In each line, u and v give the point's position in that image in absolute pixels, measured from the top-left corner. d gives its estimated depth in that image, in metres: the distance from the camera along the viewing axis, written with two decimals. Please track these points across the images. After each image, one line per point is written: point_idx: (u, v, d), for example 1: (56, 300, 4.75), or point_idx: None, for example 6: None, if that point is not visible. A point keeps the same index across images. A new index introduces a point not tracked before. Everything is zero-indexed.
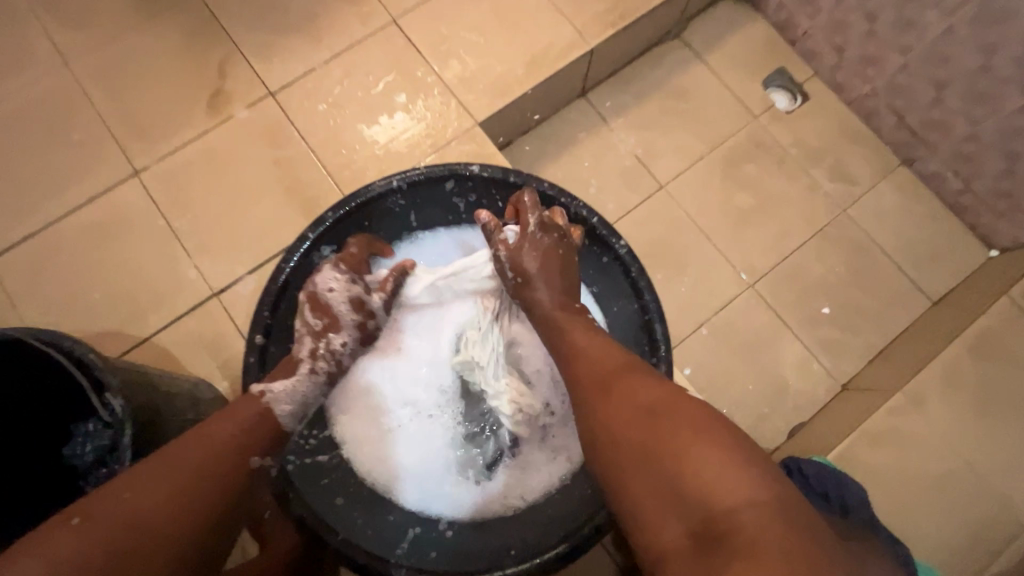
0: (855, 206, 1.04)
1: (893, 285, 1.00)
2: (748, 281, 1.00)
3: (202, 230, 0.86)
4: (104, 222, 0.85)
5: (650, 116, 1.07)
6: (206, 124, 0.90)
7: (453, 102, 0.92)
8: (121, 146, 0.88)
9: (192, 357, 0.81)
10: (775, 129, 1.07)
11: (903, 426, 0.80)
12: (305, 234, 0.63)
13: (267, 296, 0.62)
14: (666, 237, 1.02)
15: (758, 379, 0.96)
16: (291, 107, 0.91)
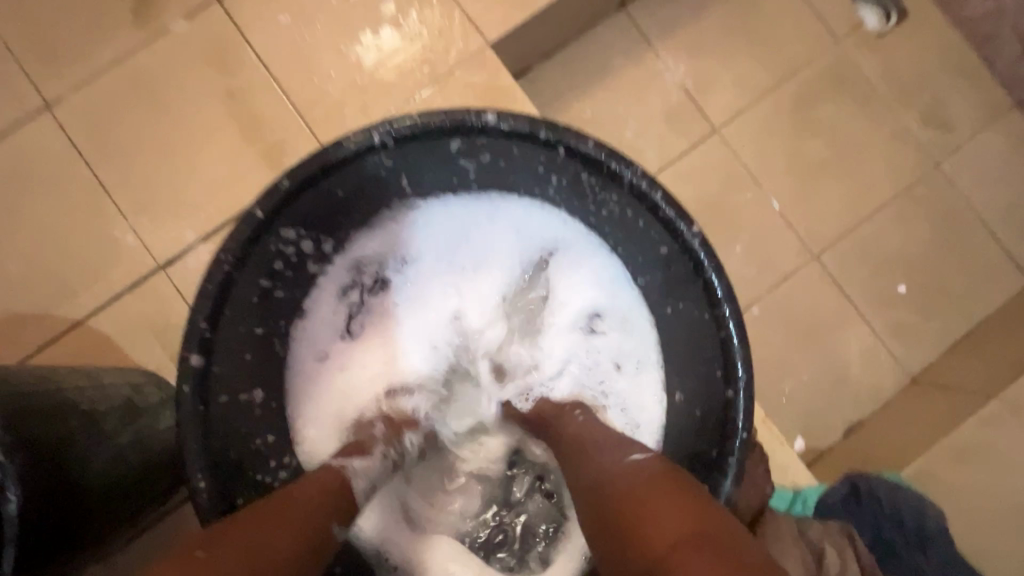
0: (951, 161, 0.84)
1: (985, 259, 0.83)
2: (813, 252, 0.83)
3: (139, 184, 0.67)
4: (12, 171, 0.67)
5: (706, 37, 0.84)
6: (134, 41, 0.68)
7: (457, 14, 0.69)
8: (25, 69, 0.67)
9: (140, 344, 0.66)
10: (862, 57, 0.85)
11: (995, 438, 0.67)
12: (252, 213, 0.43)
13: (202, 303, 0.42)
14: (717, 195, 0.83)
15: (815, 370, 0.82)
16: (244, 18, 0.69)
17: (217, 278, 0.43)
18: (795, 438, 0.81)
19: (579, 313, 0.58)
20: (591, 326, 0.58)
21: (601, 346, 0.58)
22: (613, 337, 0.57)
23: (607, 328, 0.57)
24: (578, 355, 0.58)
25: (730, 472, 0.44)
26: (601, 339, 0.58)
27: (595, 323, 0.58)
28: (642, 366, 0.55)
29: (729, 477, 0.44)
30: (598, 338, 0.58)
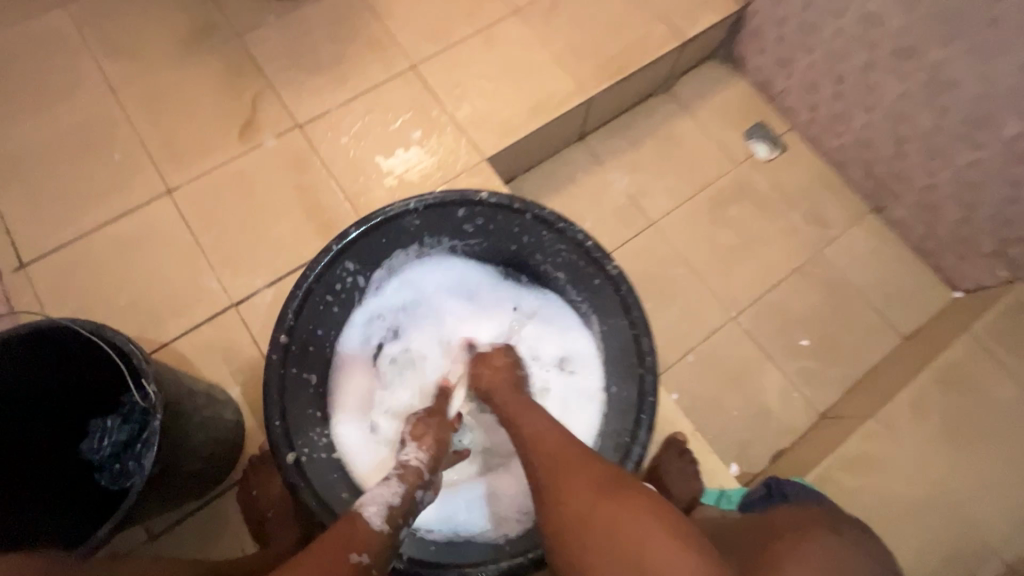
0: (830, 248, 1.12)
1: (866, 321, 1.08)
2: (732, 313, 1.07)
3: (226, 246, 0.92)
4: (135, 235, 0.92)
5: (642, 159, 1.17)
6: (237, 150, 0.98)
7: (464, 140, 1.01)
8: (157, 167, 0.96)
9: (210, 362, 0.86)
10: (756, 175, 1.17)
11: (875, 449, 0.85)
12: (331, 247, 0.68)
13: (293, 301, 0.66)
14: (655, 269, 1.09)
15: (741, 406, 1.02)
16: (315, 138, 0.99)
17: (304, 287, 0.66)
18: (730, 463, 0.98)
19: (552, 355, 0.78)
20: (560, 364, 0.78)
21: (567, 380, 0.76)
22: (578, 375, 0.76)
23: (573, 368, 0.77)
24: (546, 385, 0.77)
25: (642, 424, 0.64)
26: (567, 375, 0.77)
27: (565, 364, 0.77)
28: (587, 392, 0.74)
29: (644, 429, 0.64)
30: (559, 375, 0.77)
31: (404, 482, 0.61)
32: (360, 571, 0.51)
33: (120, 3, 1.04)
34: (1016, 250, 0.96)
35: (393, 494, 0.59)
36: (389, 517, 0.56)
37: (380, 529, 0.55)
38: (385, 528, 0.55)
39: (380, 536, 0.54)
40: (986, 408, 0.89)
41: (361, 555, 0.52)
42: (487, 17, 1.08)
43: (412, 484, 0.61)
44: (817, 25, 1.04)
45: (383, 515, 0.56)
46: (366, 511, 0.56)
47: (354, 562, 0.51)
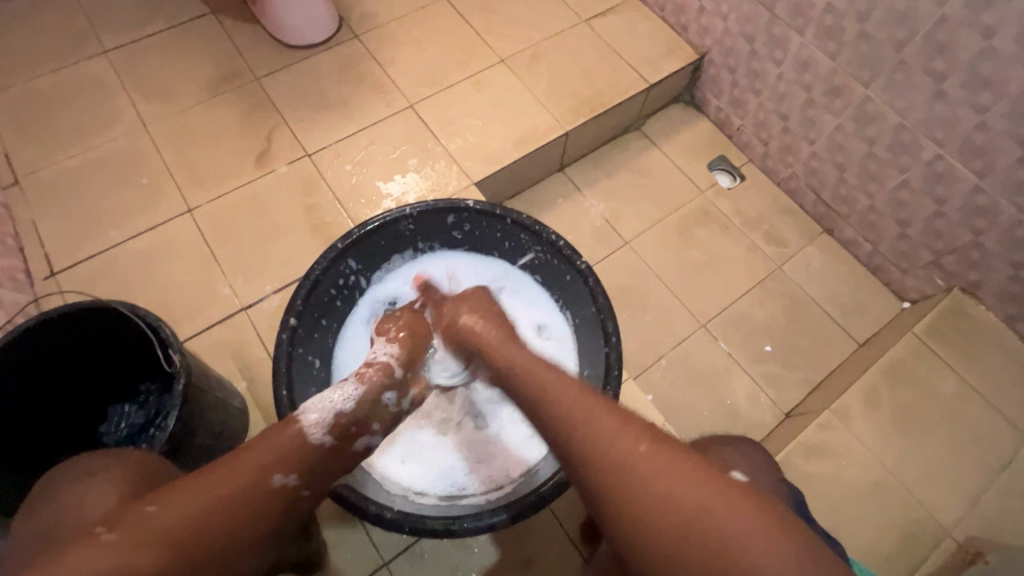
0: (788, 264, 1.24)
1: (824, 329, 1.17)
2: (700, 322, 1.17)
3: (239, 257, 1.02)
4: (157, 248, 1.02)
5: (616, 187, 1.30)
6: (253, 176, 1.10)
7: (455, 168, 1.14)
8: (180, 190, 1.07)
9: (219, 360, 0.94)
10: (719, 201, 1.30)
11: (831, 438, 0.93)
12: (335, 244, 0.78)
13: (301, 290, 0.75)
14: (629, 283, 1.20)
15: (712, 407, 1.10)
16: (323, 165, 1.12)
17: (311, 277, 0.76)
18: None
19: (531, 326, 0.87)
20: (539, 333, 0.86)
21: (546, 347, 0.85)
22: (555, 343, 0.85)
23: (550, 336, 0.86)
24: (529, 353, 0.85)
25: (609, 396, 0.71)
26: (546, 343, 0.86)
27: (542, 332, 0.86)
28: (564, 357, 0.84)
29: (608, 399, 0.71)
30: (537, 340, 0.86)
31: (359, 390, 0.68)
32: (288, 493, 0.54)
33: (156, 52, 1.20)
34: (948, 260, 1.07)
35: (345, 399, 0.66)
36: (332, 423, 0.62)
37: (322, 439, 0.60)
38: (327, 438, 0.60)
39: (322, 445, 0.60)
40: (931, 401, 0.98)
41: (289, 476, 0.54)
42: (477, 65, 1.24)
43: (367, 393, 0.68)
44: (761, 71, 1.19)
45: (325, 424, 0.61)
46: (307, 420, 0.61)
47: (279, 484, 0.53)
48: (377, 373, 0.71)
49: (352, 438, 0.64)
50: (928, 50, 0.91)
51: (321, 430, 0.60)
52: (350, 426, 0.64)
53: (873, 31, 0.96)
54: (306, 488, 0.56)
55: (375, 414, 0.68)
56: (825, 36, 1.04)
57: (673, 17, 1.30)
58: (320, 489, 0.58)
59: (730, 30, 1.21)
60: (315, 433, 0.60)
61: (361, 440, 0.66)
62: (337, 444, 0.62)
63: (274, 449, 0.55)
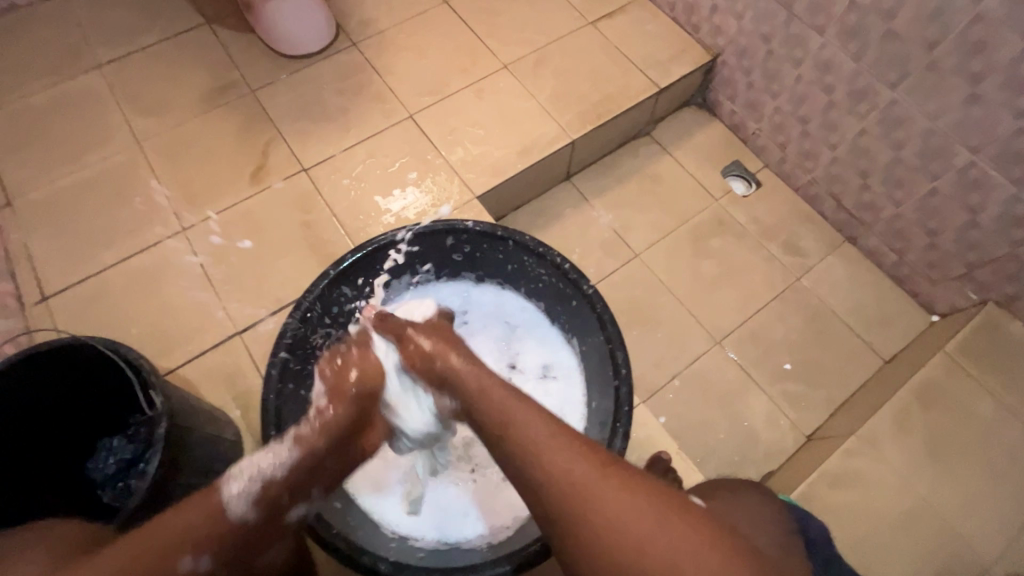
0: (808, 276, 1.17)
1: (847, 345, 1.11)
2: (715, 339, 1.11)
3: (234, 279, 0.99)
4: (150, 270, 0.98)
5: (626, 196, 1.24)
6: (248, 192, 1.06)
7: (457, 180, 1.09)
8: (174, 208, 1.04)
9: (213, 387, 0.90)
10: (734, 209, 1.24)
11: (859, 466, 0.87)
12: (327, 271, 0.75)
13: (291, 320, 0.72)
14: (640, 297, 1.15)
15: (729, 428, 1.05)
16: (320, 180, 1.08)
17: (302, 308, 0.73)
18: None
19: (536, 367, 0.82)
20: (544, 374, 0.82)
21: (552, 388, 0.80)
22: (561, 382, 0.80)
23: (556, 376, 0.81)
24: (534, 394, 0.81)
25: (619, 432, 0.68)
26: (552, 383, 0.81)
27: (548, 372, 0.82)
28: (571, 397, 0.79)
29: (619, 436, 0.68)
30: (542, 381, 0.82)
31: (293, 455, 0.60)
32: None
33: (149, 65, 1.16)
34: (982, 272, 1.00)
35: (275, 466, 0.59)
36: (257, 496, 0.56)
37: (243, 514, 0.55)
38: (250, 512, 0.56)
39: (244, 521, 0.55)
40: (967, 425, 0.91)
41: (200, 560, 0.51)
42: (479, 71, 1.19)
43: (305, 459, 0.61)
44: (779, 72, 1.13)
45: (251, 494, 0.56)
46: (231, 489, 0.55)
47: (187, 569, 0.50)
48: (321, 434, 0.62)
49: (281, 510, 0.59)
50: (962, 50, 0.84)
51: (246, 502, 0.55)
52: (281, 495, 0.59)
53: (901, 30, 0.90)
54: (220, 567, 0.53)
55: (310, 483, 0.62)
56: (847, 35, 0.98)
57: (684, 16, 1.24)
58: (237, 564, 0.56)
59: (745, 30, 1.14)
60: (237, 505, 0.55)
61: (291, 511, 0.61)
62: (261, 518, 0.57)
63: (193, 521, 0.52)
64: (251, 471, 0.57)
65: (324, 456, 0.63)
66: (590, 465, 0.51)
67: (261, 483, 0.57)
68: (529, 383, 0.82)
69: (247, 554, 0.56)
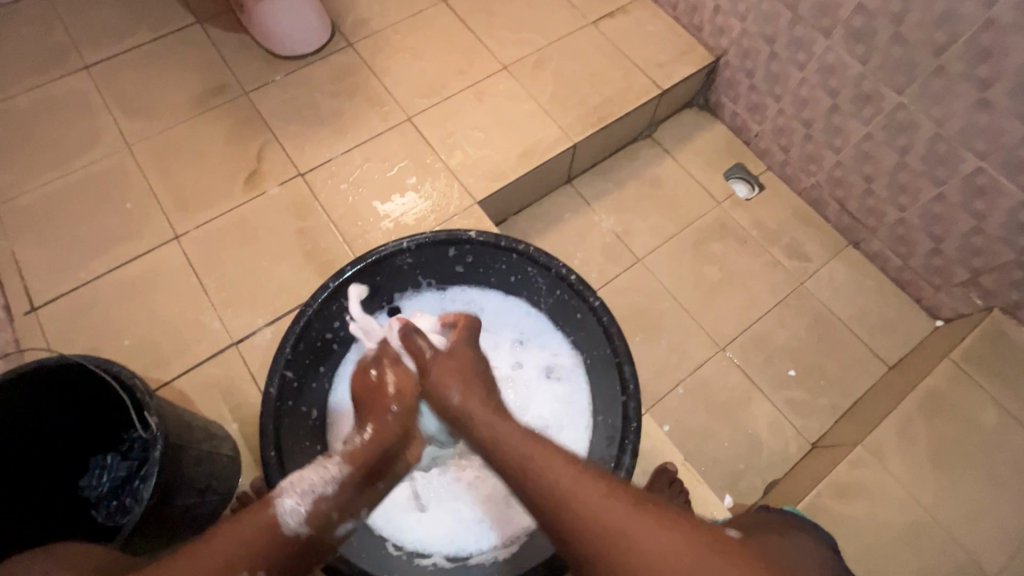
0: (811, 280, 1.16)
1: (851, 352, 1.11)
2: (718, 345, 1.11)
3: (228, 288, 0.96)
4: (142, 279, 0.96)
5: (628, 200, 1.22)
6: (241, 198, 1.03)
7: (456, 185, 1.07)
8: (166, 215, 1.01)
9: (209, 400, 0.88)
10: (736, 212, 1.22)
11: (865, 476, 0.86)
12: (327, 285, 0.73)
13: (290, 337, 0.70)
14: (643, 303, 1.14)
15: (732, 437, 1.04)
16: (317, 185, 1.05)
17: (300, 323, 0.71)
18: (724, 496, 1.00)
19: (539, 369, 0.81)
20: (549, 375, 0.80)
21: (558, 388, 0.79)
22: (567, 381, 0.79)
23: (561, 375, 0.80)
24: (541, 398, 0.79)
25: (627, 450, 0.67)
26: (558, 383, 0.79)
27: (552, 373, 0.80)
28: (577, 397, 0.78)
29: (627, 455, 0.67)
30: (547, 382, 0.80)
31: (341, 471, 0.58)
32: None
33: (139, 67, 1.13)
34: (987, 278, 1.00)
35: (325, 482, 0.57)
36: (312, 513, 0.54)
37: (298, 531, 0.52)
38: (306, 528, 0.53)
39: (299, 538, 0.52)
40: (973, 434, 0.90)
41: None
42: (478, 73, 1.17)
43: (353, 472, 0.59)
44: (782, 74, 1.11)
45: (305, 511, 0.54)
46: (284, 504, 0.53)
47: None
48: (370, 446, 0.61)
49: (331, 528, 0.56)
50: (971, 55, 0.83)
51: (299, 517, 0.53)
52: (331, 514, 0.56)
53: (908, 34, 0.88)
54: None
55: (360, 497, 0.60)
56: (853, 38, 0.96)
57: (686, 16, 1.22)
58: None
59: (748, 31, 1.13)
60: (291, 520, 0.52)
61: (341, 527, 0.58)
62: (316, 534, 0.54)
63: (247, 539, 0.49)
64: (301, 485, 0.55)
65: (371, 471, 0.61)
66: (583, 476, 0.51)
67: (314, 498, 0.55)
68: (535, 385, 0.80)
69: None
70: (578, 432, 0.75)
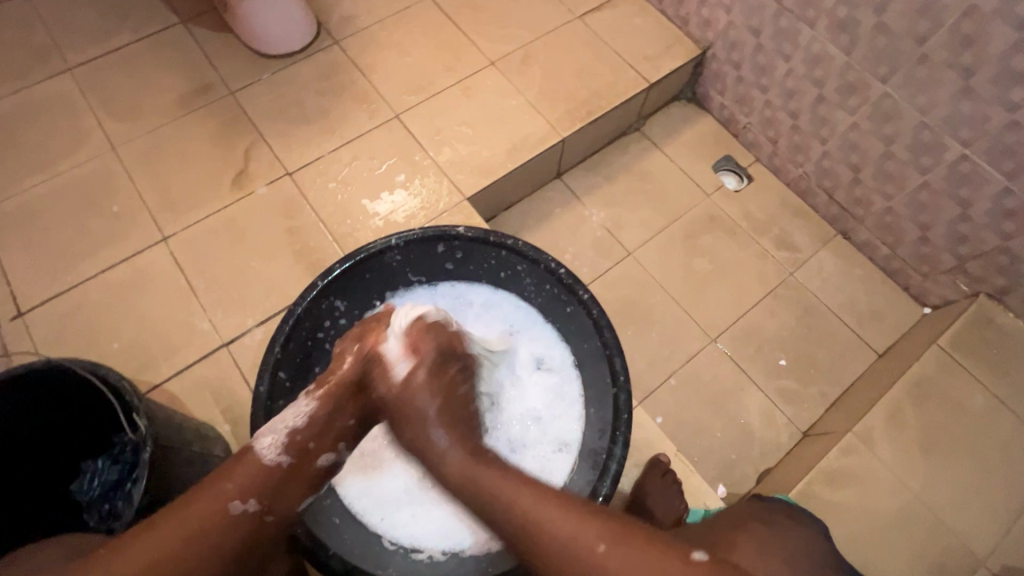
0: (800, 270, 1.17)
1: (841, 340, 1.12)
2: (710, 337, 1.11)
3: (218, 289, 0.96)
4: (131, 281, 0.95)
5: (617, 194, 1.23)
6: (229, 199, 1.03)
7: (446, 182, 1.07)
8: (153, 217, 1.00)
9: (199, 402, 0.88)
10: (725, 204, 1.23)
11: (856, 463, 0.87)
12: (316, 282, 0.74)
13: (279, 336, 0.70)
14: (634, 297, 1.14)
15: (724, 427, 1.05)
16: (305, 185, 1.05)
17: (289, 322, 0.71)
18: (717, 486, 1.01)
19: (529, 361, 0.80)
20: (539, 366, 0.80)
21: (549, 380, 0.79)
22: (557, 373, 0.79)
23: (552, 366, 0.79)
24: (533, 390, 0.79)
25: (618, 441, 0.69)
26: (549, 375, 0.79)
27: (542, 365, 0.80)
28: (568, 391, 0.77)
29: (619, 445, 0.68)
30: (536, 374, 0.79)
31: (312, 405, 0.63)
32: (250, 518, 0.55)
33: (122, 68, 1.12)
34: (973, 265, 1.01)
35: (297, 417, 0.62)
36: (287, 444, 0.60)
37: (277, 460, 0.59)
38: (284, 457, 0.59)
39: (278, 466, 0.59)
40: (962, 420, 0.91)
41: (247, 502, 0.55)
42: (466, 69, 1.17)
43: (324, 408, 0.63)
44: (769, 65, 1.12)
45: (281, 444, 0.59)
46: (261, 442, 0.59)
47: (237, 511, 0.55)
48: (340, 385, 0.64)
49: (312, 456, 0.61)
50: (953, 43, 0.84)
51: (275, 450, 0.59)
52: (308, 442, 0.61)
53: (892, 24, 0.89)
54: (270, 511, 0.57)
55: (336, 431, 0.64)
56: (837, 29, 0.96)
57: (673, 9, 1.22)
58: (290, 513, 0.59)
59: (734, 23, 1.13)
60: (268, 454, 0.58)
61: (324, 457, 0.63)
62: (296, 462, 0.60)
63: (230, 474, 0.57)
64: (276, 425, 0.60)
65: (341, 409, 0.65)
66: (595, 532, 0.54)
67: (288, 434, 0.60)
68: (526, 377, 0.80)
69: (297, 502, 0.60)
70: (569, 423, 0.76)
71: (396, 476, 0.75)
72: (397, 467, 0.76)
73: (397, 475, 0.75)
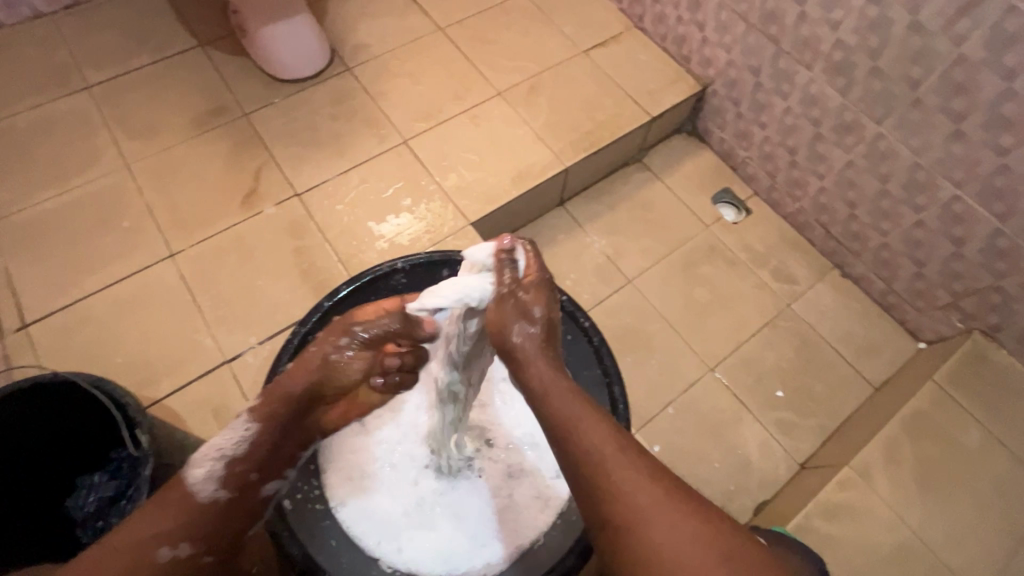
0: (798, 302, 1.19)
1: (837, 373, 1.13)
2: (707, 365, 1.12)
3: (223, 306, 0.97)
4: (136, 296, 0.96)
5: (618, 223, 1.25)
6: (238, 217, 1.04)
7: (451, 207, 1.09)
8: (162, 233, 1.02)
9: (199, 419, 0.88)
10: (725, 235, 1.25)
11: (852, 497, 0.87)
12: (322, 303, 0.76)
13: (284, 352, 0.72)
14: (633, 324, 1.15)
15: (722, 457, 1.05)
16: (313, 207, 1.06)
17: (295, 340, 0.73)
18: None
19: None
20: None
21: None
22: None
23: None
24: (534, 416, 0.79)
25: None
26: None
27: None
28: None
29: None
30: None
31: (253, 432, 0.62)
32: (181, 561, 0.57)
33: (140, 88, 1.15)
34: (967, 302, 1.02)
35: (236, 445, 0.62)
36: (223, 478, 0.60)
37: (213, 496, 0.60)
38: (221, 492, 0.60)
39: (214, 501, 0.60)
40: (957, 456, 0.91)
41: (178, 547, 0.57)
42: (474, 98, 1.20)
43: (265, 433, 0.63)
44: (768, 103, 1.15)
45: (216, 479, 0.60)
46: (195, 475, 0.59)
47: (166, 557, 0.56)
48: (283, 411, 0.63)
49: (253, 486, 0.63)
50: (945, 89, 0.87)
51: (211, 486, 0.60)
52: (249, 473, 0.62)
53: (887, 68, 0.93)
54: (209, 549, 0.60)
55: (279, 457, 0.65)
56: (834, 71, 1.00)
57: (675, 46, 1.27)
58: (224, 544, 0.62)
59: (734, 62, 1.17)
60: (203, 490, 0.59)
61: (266, 485, 0.65)
62: (236, 493, 0.62)
63: (160, 514, 0.57)
64: (210, 458, 0.60)
65: (285, 435, 0.65)
66: (649, 482, 0.51)
67: (223, 468, 0.60)
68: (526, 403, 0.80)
69: (233, 536, 0.62)
70: None
71: (393, 497, 0.75)
72: (393, 489, 0.76)
73: (394, 498, 0.75)
